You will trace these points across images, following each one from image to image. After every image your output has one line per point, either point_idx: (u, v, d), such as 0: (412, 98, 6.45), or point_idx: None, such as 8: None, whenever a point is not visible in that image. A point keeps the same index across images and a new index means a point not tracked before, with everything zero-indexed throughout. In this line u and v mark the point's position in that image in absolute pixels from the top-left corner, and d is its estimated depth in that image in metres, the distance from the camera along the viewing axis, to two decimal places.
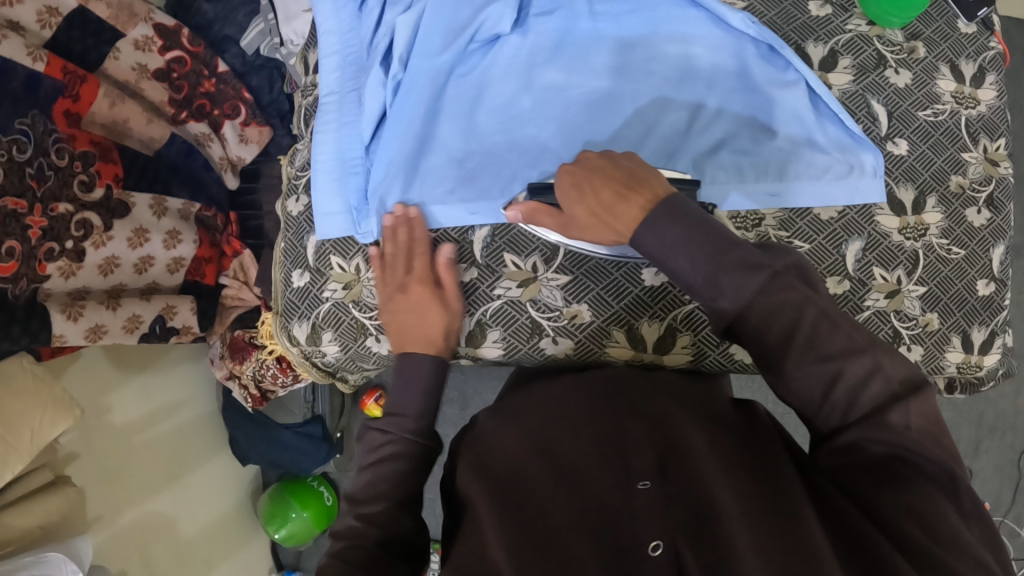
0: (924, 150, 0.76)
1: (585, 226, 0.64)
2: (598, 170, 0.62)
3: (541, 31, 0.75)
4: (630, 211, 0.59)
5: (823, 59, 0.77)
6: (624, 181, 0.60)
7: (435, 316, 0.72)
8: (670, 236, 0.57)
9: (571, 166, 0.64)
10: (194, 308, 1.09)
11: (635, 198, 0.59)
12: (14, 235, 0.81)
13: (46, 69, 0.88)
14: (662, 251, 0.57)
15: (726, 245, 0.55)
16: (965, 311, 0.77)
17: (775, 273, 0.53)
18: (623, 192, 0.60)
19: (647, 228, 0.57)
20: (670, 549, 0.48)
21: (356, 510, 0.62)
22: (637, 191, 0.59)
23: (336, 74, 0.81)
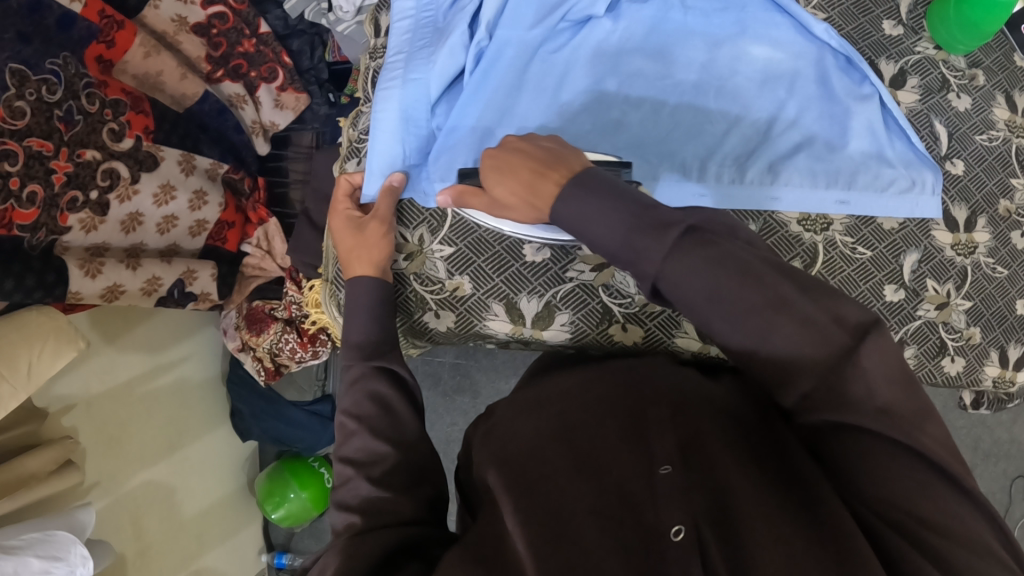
0: (978, 173, 0.80)
1: (508, 206, 0.63)
2: (518, 152, 0.61)
3: (634, 18, 0.77)
4: (548, 188, 0.57)
5: (893, 76, 0.80)
6: (544, 160, 0.59)
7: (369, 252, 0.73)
8: (593, 204, 0.55)
9: (494, 149, 0.63)
10: (215, 275, 1.05)
11: (554, 175, 0.58)
12: (37, 178, 0.76)
13: (82, 11, 0.83)
14: (579, 223, 0.55)
15: (641, 207, 0.53)
16: (1004, 328, 0.81)
17: (690, 226, 0.51)
18: (542, 171, 0.59)
19: (566, 202, 0.56)
20: (693, 533, 0.48)
21: (365, 473, 0.61)
22: (556, 168, 0.58)
23: (406, 35, 0.80)
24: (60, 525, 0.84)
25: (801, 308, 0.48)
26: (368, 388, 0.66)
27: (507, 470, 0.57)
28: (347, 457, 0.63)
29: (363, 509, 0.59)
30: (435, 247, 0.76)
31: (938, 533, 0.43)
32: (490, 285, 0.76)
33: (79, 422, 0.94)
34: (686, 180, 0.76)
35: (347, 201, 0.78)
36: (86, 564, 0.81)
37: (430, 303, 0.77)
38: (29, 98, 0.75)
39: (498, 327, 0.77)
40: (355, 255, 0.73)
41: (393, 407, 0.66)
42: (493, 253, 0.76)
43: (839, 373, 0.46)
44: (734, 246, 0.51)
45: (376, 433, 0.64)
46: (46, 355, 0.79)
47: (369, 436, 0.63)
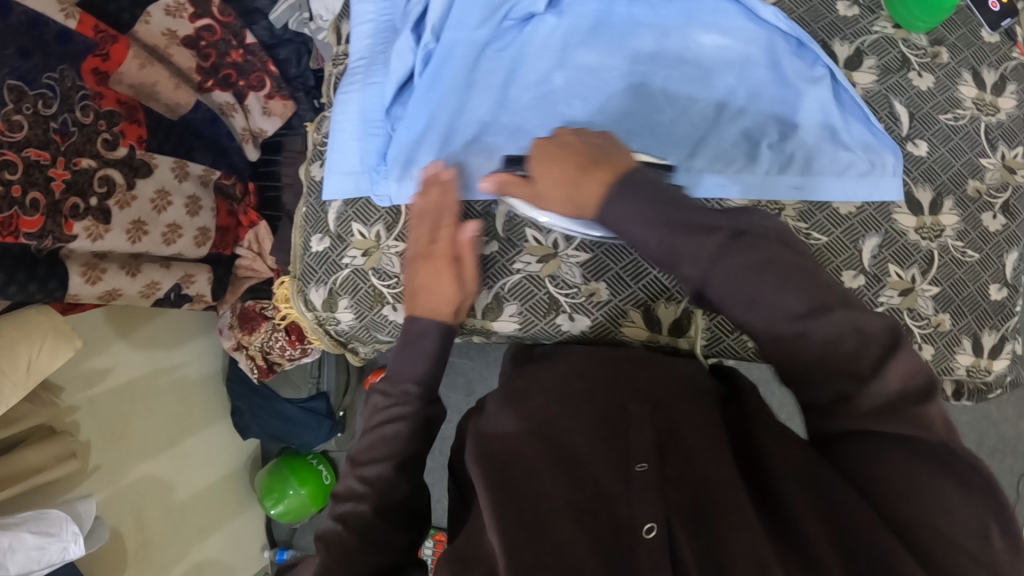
0: (943, 153, 0.78)
1: (550, 199, 0.67)
2: (568, 147, 0.66)
3: (578, 12, 0.78)
4: (591, 186, 0.63)
5: (848, 57, 0.78)
6: (590, 159, 0.64)
7: (447, 288, 0.72)
8: (633, 207, 0.60)
9: (546, 141, 0.68)
10: (210, 278, 1.10)
11: (598, 174, 0.63)
12: (38, 186, 0.81)
13: (77, 27, 0.88)
14: (624, 222, 0.60)
15: (690, 213, 0.58)
16: (976, 314, 0.78)
17: (736, 232, 0.56)
18: (584, 170, 0.64)
19: (614, 204, 0.61)
20: (664, 531, 0.51)
21: (358, 471, 0.66)
22: (601, 167, 0.63)
23: (368, 40, 0.83)
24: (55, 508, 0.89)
25: (832, 320, 0.50)
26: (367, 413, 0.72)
27: (487, 468, 0.58)
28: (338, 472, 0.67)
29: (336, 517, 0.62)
30: (390, 243, 0.80)
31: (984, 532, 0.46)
32: None
33: (87, 413, 1.00)
34: None
35: (442, 214, 0.74)
36: (78, 540, 0.86)
37: (386, 297, 0.81)
38: (26, 113, 0.80)
39: None
40: (438, 288, 0.72)
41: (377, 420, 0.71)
42: None
43: (879, 376, 0.49)
44: (777, 248, 0.54)
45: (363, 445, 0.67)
46: (45, 352, 0.85)
47: None
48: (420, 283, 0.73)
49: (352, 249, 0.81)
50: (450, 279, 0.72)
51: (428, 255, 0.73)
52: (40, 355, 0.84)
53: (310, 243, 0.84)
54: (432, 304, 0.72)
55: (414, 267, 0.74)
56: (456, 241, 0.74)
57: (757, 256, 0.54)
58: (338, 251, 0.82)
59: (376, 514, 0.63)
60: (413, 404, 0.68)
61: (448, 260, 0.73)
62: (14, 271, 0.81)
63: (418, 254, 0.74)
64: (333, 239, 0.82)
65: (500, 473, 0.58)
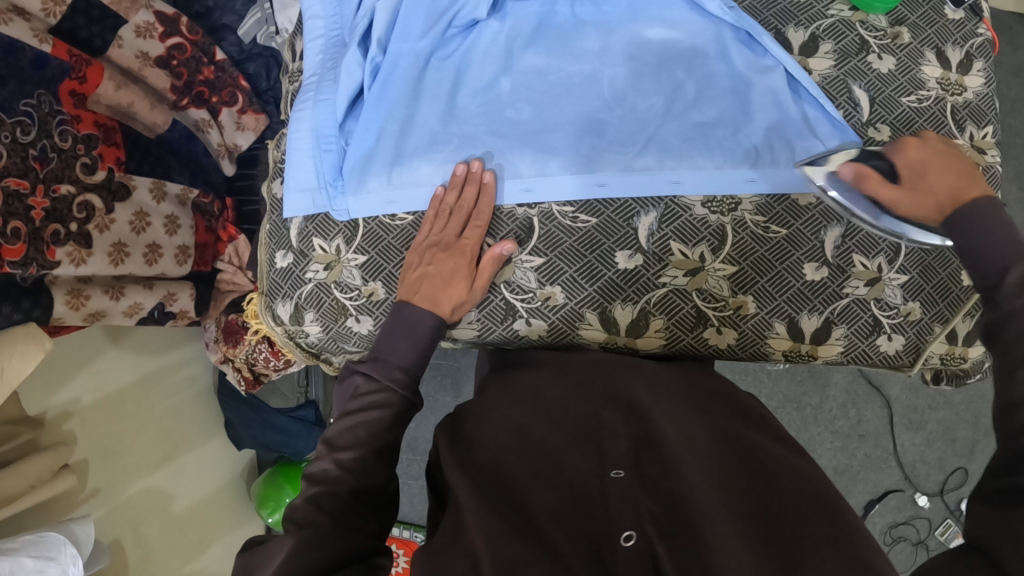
0: (907, 137, 0.75)
1: (910, 197, 0.63)
2: (944, 156, 0.64)
3: (520, 15, 0.77)
4: (969, 191, 0.59)
5: (803, 43, 0.76)
6: (964, 171, 0.61)
7: (457, 287, 0.71)
8: (993, 226, 0.54)
9: (921, 143, 0.66)
10: (193, 295, 1.12)
11: (972, 185, 0.59)
12: (18, 216, 0.83)
13: (52, 51, 0.90)
14: (970, 235, 0.55)
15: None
16: (948, 301, 0.76)
17: None
18: (966, 177, 0.61)
19: (973, 209, 0.57)
20: (643, 540, 0.50)
21: (333, 455, 0.60)
22: (971, 182, 0.60)
23: (318, 56, 0.84)
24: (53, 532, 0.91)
25: None
26: None
27: (468, 473, 0.58)
28: None
29: None
30: (350, 256, 0.80)
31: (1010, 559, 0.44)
32: None
33: (86, 427, 1.03)
34: (586, 173, 0.74)
35: (483, 217, 0.74)
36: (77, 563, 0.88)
37: (349, 309, 0.81)
38: (4, 141, 0.81)
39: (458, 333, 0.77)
40: (445, 284, 0.70)
41: None
42: (401, 258, 0.79)
43: None
44: None
45: None
46: (17, 360, 0.84)
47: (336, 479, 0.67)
48: (432, 272, 0.71)
49: (314, 263, 0.82)
50: (464, 276, 0.71)
51: (448, 249, 0.72)
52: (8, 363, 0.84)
53: (275, 259, 0.85)
54: (449, 298, 0.70)
55: (428, 256, 0.72)
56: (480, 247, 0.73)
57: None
58: (302, 266, 0.82)
59: None
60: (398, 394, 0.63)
61: (466, 259, 0.72)
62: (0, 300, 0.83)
63: (442, 245, 0.73)
64: (295, 254, 0.83)
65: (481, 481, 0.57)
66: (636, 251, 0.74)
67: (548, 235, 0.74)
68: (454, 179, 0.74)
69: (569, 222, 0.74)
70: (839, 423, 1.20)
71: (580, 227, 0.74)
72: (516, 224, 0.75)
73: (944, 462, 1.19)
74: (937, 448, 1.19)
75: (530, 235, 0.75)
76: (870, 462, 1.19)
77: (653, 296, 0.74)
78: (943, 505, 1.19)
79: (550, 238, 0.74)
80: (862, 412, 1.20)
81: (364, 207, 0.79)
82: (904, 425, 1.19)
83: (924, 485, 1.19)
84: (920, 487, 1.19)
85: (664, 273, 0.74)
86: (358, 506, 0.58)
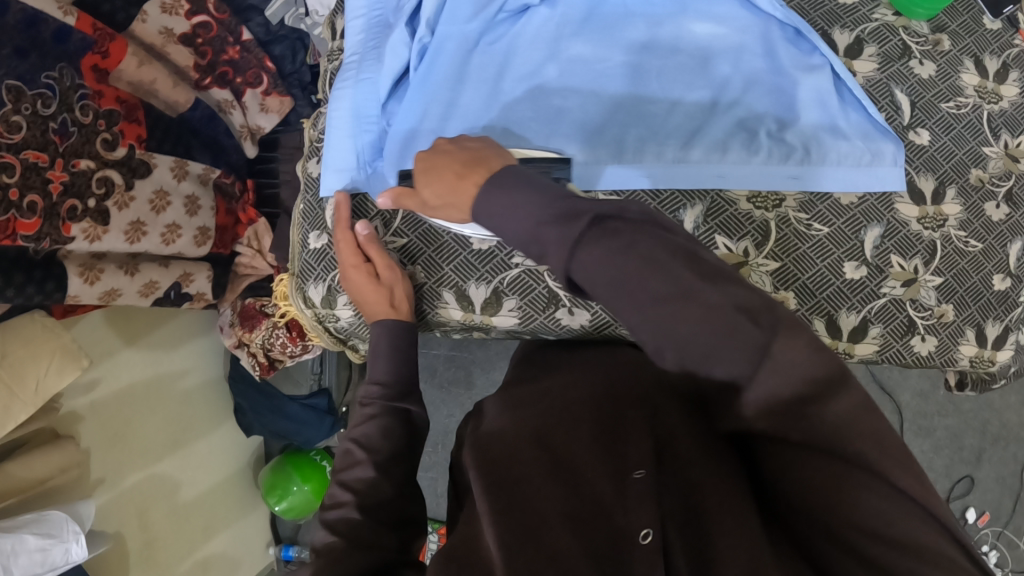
0: (945, 142, 0.77)
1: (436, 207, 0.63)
2: (446, 154, 0.61)
3: (571, 3, 0.78)
4: (466, 189, 0.57)
5: (848, 46, 0.77)
6: (463, 163, 0.59)
7: (372, 292, 0.73)
8: (507, 201, 0.52)
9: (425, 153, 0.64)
10: (210, 276, 1.10)
11: (471, 175, 0.57)
12: (35, 189, 0.81)
13: (75, 24, 0.87)
14: (505, 215, 0.52)
15: (561, 199, 0.49)
16: (980, 305, 0.78)
17: (597, 215, 0.46)
18: (462, 172, 0.58)
19: (489, 195, 0.53)
20: (659, 537, 0.50)
21: (339, 477, 0.68)
22: (474, 170, 0.57)
23: (360, 35, 0.84)
24: (55, 509, 0.88)
25: (708, 297, 0.41)
26: (380, 420, 0.71)
27: (486, 469, 0.57)
28: (346, 483, 0.67)
29: (344, 528, 0.62)
30: (388, 239, 0.79)
31: (872, 539, 0.41)
32: (439, 274, 0.78)
33: (93, 412, 0.99)
34: (633, 164, 0.75)
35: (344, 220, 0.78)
36: (80, 541, 0.86)
37: None
38: (24, 113, 0.79)
39: (449, 314, 0.79)
40: (362, 297, 0.74)
41: (390, 429, 0.70)
42: (442, 242, 0.77)
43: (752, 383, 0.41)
44: (643, 228, 0.45)
45: (377, 466, 0.68)
46: (52, 374, 0.84)
47: (370, 467, 0.67)
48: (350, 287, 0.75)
49: None
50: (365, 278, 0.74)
51: (344, 272, 0.76)
52: (47, 376, 0.84)
53: (308, 240, 0.85)
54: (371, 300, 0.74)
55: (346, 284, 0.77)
56: (354, 244, 0.77)
57: (615, 244, 0.44)
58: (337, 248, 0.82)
59: (363, 514, 0.64)
60: (377, 405, 0.72)
61: (357, 266, 0.75)
62: (16, 273, 0.81)
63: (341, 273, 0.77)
64: (330, 235, 0.83)
65: (500, 479, 0.56)
66: None
67: None
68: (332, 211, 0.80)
69: None
70: None
71: None
72: None
73: (951, 470, 1.20)
74: (944, 455, 1.20)
75: None
76: None
77: None
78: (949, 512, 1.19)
79: None
80: None
81: None
82: (913, 431, 1.21)
83: None
84: None
85: None
86: (367, 520, 0.63)
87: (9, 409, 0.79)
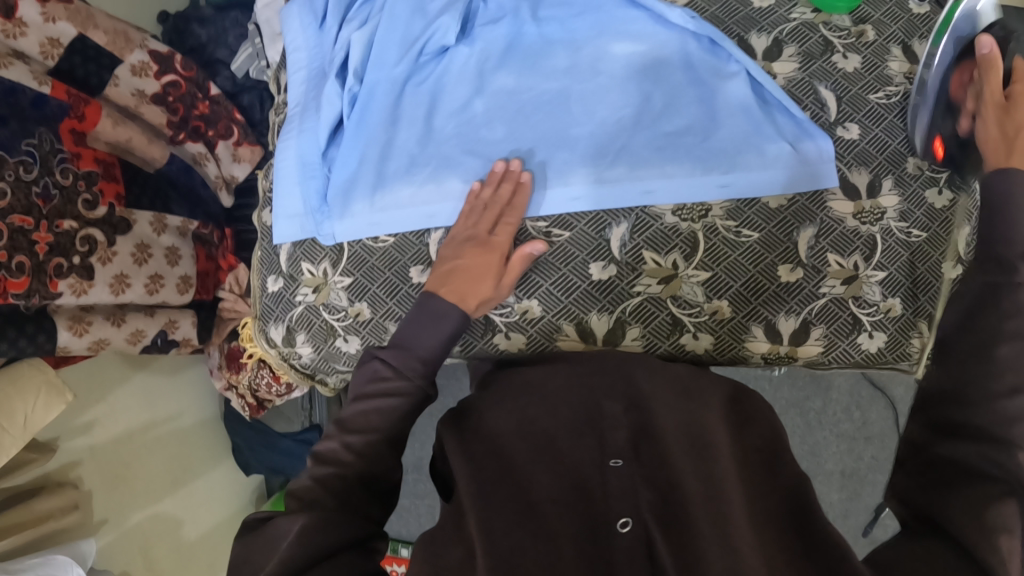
0: (877, 134, 0.76)
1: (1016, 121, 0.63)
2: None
3: (489, 39, 0.79)
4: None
5: (767, 49, 0.77)
6: None
7: (485, 283, 0.69)
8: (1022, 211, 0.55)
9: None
10: (195, 322, 1.15)
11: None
12: (23, 250, 0.85)
13: (52, 92, 0.93)
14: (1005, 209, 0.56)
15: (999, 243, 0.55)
16: (930, 295, 0.75)
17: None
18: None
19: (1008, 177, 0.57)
20: (639, 527, 0.50)
21: None
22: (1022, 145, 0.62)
23: (301, 87, 0.87)
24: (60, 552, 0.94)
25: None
26: None
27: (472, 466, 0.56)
28: None
29: None
30: (336, 278, 0.82)
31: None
32: (384, 308, 0.81)
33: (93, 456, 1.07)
34: (561, 186, 0.75)
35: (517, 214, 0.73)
36: None
37: (338, 329, 0.83)
38: (8, 180, 0.83)
39: None
40: (470, 281, 0.68)
41: None
42: (384, 278, 0.81)
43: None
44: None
45: None
46: (40, 409, 0.91)
47: None
48: (464, 260, 0.69)
49: (303, 287, 0.84)
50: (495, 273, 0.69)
51: (479, 240, 0.71)
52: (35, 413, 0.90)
53: (267, 284, 0.88)
54: (478, 297, 0.69)
55: (461, 249, 0.71)
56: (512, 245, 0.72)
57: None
58: (292, 290, 0.85)
59: None
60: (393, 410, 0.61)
61: (500, 258, 0.71)
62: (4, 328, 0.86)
63: (474, 238, 0.72)
64: (286, 279, 0.85)
65: (482, 471, 0.56)
66: (609, 262, 0.75)
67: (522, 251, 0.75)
68: (492, 175, 0.74)
69: (543, 237, 0.75)
70: (844, 426, 1.19)
71: (555, 242, 0.75)
72: None
73: None
74: None
75: None
76: (877, 463, 1.18)
77: (629, 306, 0.75)
78: None
79: None
80: (867, 413, 1.19)
81: (349, 231, 0.81)
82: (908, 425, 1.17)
83: None
84: None
85: (638, 282, 0.75)
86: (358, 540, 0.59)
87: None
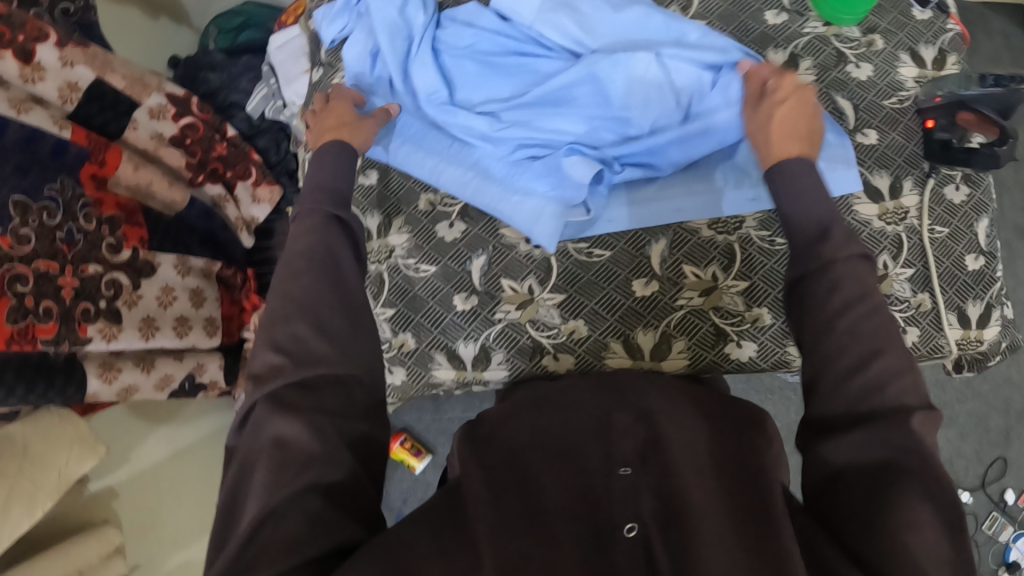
0: (894, 137, 0.79)
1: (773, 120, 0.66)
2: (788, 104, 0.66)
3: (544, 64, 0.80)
4: (781, 145, 0.63)
5: (784, 63, 0.81)
6: (787, 121, 0.65)
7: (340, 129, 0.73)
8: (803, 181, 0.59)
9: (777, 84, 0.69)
10: (222, 365, 1.12)
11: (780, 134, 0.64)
12: (48, 296, 0.85)
13: (71, 137, 0.94)
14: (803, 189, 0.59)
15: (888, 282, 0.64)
16: (957, 288, 0.78)
17: None
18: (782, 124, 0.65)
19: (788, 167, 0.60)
20: (642, 532, 0.45)
21: None
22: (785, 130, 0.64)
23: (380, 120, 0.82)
24: None
25: None
26: None
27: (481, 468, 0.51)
28: None
29: None
30: (379, 310, 0.81)
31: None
32: (429, 338, 0.80)
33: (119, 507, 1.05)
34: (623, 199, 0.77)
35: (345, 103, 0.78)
36: None
37: None
38: (32, 225, 0.85)
39: (442, 375, 0.80)
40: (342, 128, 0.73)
41: None
42: (428, 307, 0.80)
43: None
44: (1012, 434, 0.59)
45: None
46: (74, 462, 0.87)
47: None
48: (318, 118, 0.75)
49: None
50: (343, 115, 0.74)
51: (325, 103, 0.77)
52: (69, 464, 0.86)
53: None
54: (777, 152, 0.63)
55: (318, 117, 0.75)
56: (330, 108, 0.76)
57: None
58: None
59: None
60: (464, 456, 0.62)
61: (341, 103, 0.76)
62: (36, 377, 0.84)
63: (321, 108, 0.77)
64: None
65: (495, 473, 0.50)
66: (651, 278, 0.77)
67: (567, 272, 0.78)
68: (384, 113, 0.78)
69: (584, 257, 0.78)
70: None
71: (596, 262, 0.78)
72: (534, 265, 0.79)
73: (981, 454, 1.18)
74: (971, 440, 1.19)
75: (549, 274, 0.78)
76: None
77: (673, 319, 0.77)
78: (986, 497, 1.17)
79: (568, 274, 0.78)
80: None
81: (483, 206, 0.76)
82: None
83: (965, 479, 1.18)
84: (961, 483, 1.18)
85: (680, 296, 0.77)
86: None
87: (34, 498, 0.81)
